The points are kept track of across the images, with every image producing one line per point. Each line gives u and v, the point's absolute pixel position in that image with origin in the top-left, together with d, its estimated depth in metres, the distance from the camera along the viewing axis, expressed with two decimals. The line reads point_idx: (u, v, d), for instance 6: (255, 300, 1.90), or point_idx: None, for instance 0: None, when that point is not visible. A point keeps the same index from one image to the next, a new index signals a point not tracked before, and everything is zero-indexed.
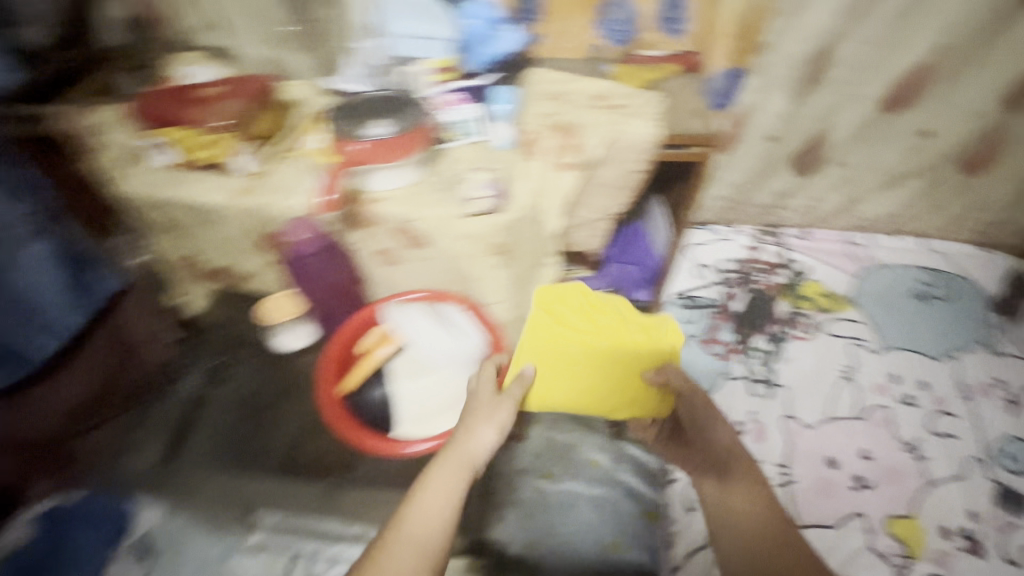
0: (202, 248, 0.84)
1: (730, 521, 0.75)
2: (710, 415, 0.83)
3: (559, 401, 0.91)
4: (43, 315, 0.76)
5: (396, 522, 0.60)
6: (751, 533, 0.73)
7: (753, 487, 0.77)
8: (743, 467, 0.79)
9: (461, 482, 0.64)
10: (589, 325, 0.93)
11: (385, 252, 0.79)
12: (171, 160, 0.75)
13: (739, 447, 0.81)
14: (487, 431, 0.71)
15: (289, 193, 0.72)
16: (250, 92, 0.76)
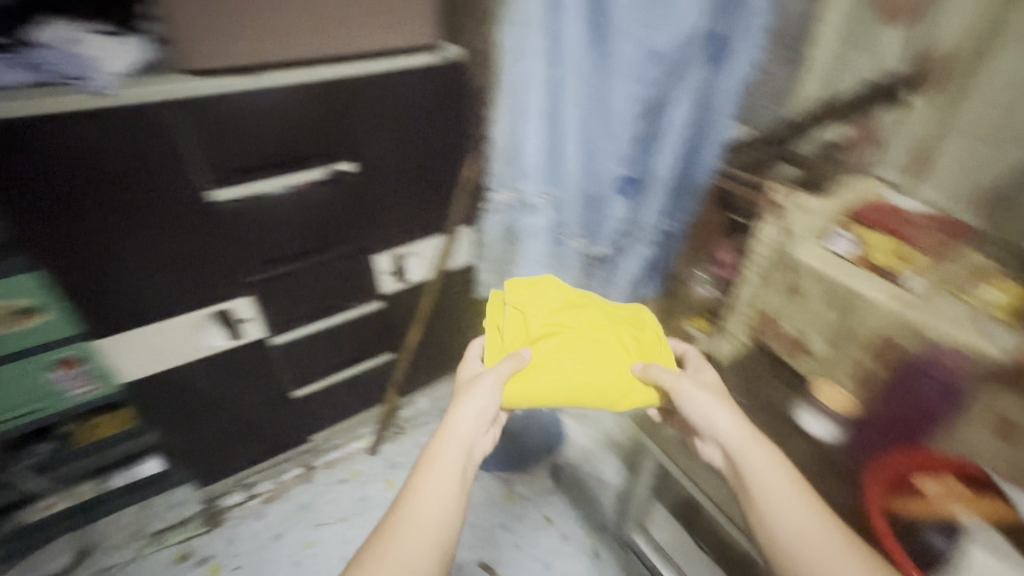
0: (800, 316, 0.99)
1: (768, 496, 0.70)
2: (710, 399, 0.81)
3: (539, 396, 0.85)
4: (609, 293, 1.20)
5: (396, 515, 0.72)
6: (765, 486, 0.71)
7: (783, 467, 0.72)
8: (743, 426, 0.77)
9: (452, 480, 0.76)
10: (573, 314, 0.92)
11: (1006, 424, 0.77)
12: (845, 249, 0.93)
13: (727, 414, 0.79)
14: (473, 407, 0.82)
15: (958, 325, 0.78)
16: (953, 226, 0.91)
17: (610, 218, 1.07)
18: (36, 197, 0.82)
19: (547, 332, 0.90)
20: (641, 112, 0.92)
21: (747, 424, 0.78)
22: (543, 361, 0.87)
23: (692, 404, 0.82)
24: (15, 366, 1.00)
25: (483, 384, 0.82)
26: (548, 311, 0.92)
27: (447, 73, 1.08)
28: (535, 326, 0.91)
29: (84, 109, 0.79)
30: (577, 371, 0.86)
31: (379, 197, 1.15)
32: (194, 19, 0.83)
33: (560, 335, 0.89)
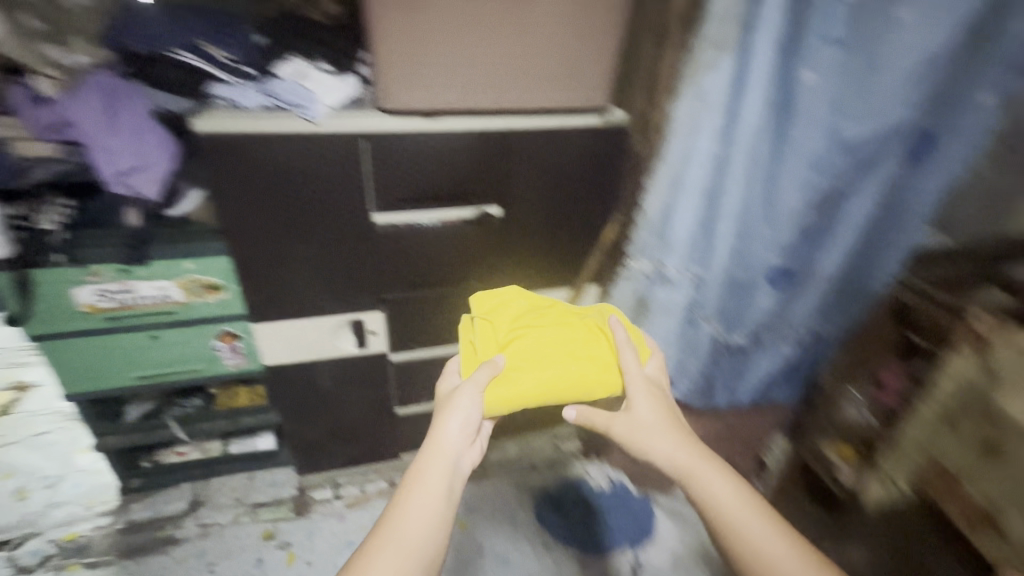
0: (995, 484, 0.75)
1: (732, 517, 0.73)
2: (647, 408, 0.85)
3: (514, 397, 0.87)
4: (738, 386, 1.11)
5: (380, 536, 0.72)
6: (724, 505, 0.74)
7: (669, 415, 0.85)
8: (658, 410, 0.85)
9: (439, 498, 0.75)
10: (534, 318, 0.96)
11: None
12: None
13: (653, 420, 0.83)
14: (456, 421, 0.81)
15: None
16: None
17: (756, 308, 0.99)
18: (248, 198, 0.98)
19: (511, 338, 0.93)
20: (812, 206, 0.86)
21: (670, 429, 0.82)
22: (512, 364, 0.90)
23: (647, 415, 0.84)
24: (194, 330, 1.18)
25: (465, 394, 0.82)
26: (508, 319, 0.96)
27: (605, 138, 1.10)
28: (503, 336, 0.94)
29: (280, 131, 0.94)
30: (546, 372, 0.89)
31: (516, 243, 1.18)
32: (400, 71, 0.94)
33: (526, 340, 0.92)
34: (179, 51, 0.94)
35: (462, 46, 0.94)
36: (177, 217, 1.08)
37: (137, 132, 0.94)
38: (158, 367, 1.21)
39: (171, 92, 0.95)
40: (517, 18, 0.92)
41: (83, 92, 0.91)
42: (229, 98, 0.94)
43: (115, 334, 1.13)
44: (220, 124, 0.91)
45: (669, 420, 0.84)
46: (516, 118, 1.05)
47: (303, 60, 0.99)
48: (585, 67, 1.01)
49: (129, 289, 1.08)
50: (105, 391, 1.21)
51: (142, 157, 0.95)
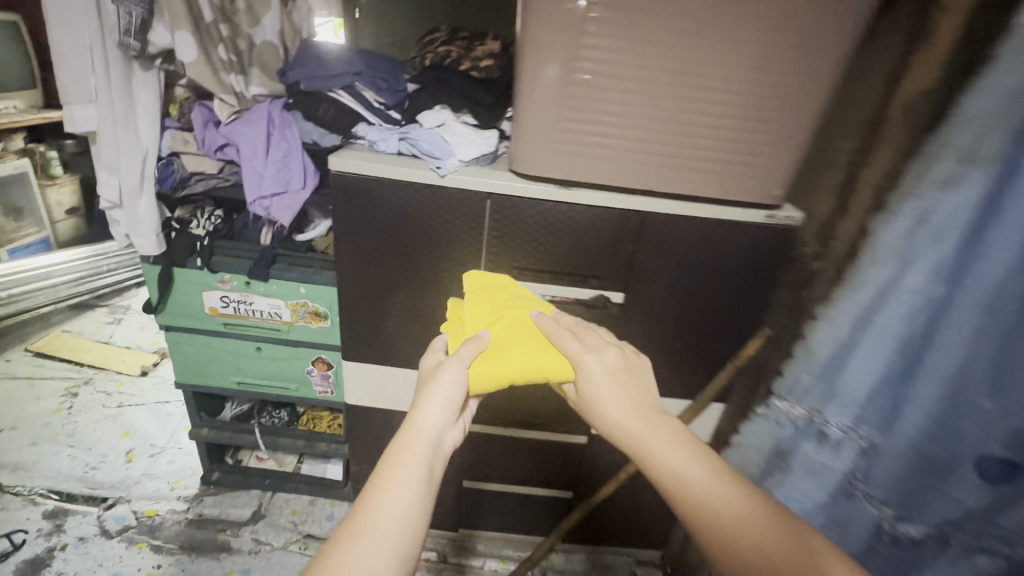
0: None
1: (708, 503, 0.54)
2: (607, 380, 0.66)
3: (495, 380, 0.72)
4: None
5: (349, 534, 0.54)
6: (694, 491, 0.55)
7: (626, 380, 0.66)
8: (619, 380, 0.66)
9: (420, 479, 0.58)
10: (523, 303, 0.84)
11: None
12: None
13: (612, 392, 0.65)
14: (439, 399, 0.64)
15: None
16: None
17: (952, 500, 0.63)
18: (365, 241, 0.97)
19: (495, 322, 0.80)
20: None
21: (629, 405, 0.63)
22: (495, 345, 0.76)
23: (600, 379, 0.66)
24: (294, 352, 1.20)
25: (452, 367, 0.67)
26: (494, 301, 0.84)
27: (759, 235, 0.93)
28: (487, 319, 0.80)
29: (417, 181, 0.90)
30: (534, 355, 0.74)
31: (630, 333, 1.03)
32: (538, 135, 0.85)
33: (511, 325, 0.79)
34: (337, 90, 0.96)
35: (614, 117, 0.81)
36: (303, 243, 1.11)
37: (285, 159, 0.99)
38: (256, 378, 1.25)
39: (324, 128, 1.00)
40: (686, 94, 0.78)
41: (250, 117, 0.98)
42: (370, 138, 0.94)
43: (228, 339, 1.19)
44: (354, 165, 0.90)
45: (630, 394, 0.64)
46: (656, 201, 0.91)
47: (449, 108, 0.94)
48: (757, 157, 0.84)
49: (247, 301, 1.13)
50: (209, 387, 1.27)
51: (284, 183, 0.99)
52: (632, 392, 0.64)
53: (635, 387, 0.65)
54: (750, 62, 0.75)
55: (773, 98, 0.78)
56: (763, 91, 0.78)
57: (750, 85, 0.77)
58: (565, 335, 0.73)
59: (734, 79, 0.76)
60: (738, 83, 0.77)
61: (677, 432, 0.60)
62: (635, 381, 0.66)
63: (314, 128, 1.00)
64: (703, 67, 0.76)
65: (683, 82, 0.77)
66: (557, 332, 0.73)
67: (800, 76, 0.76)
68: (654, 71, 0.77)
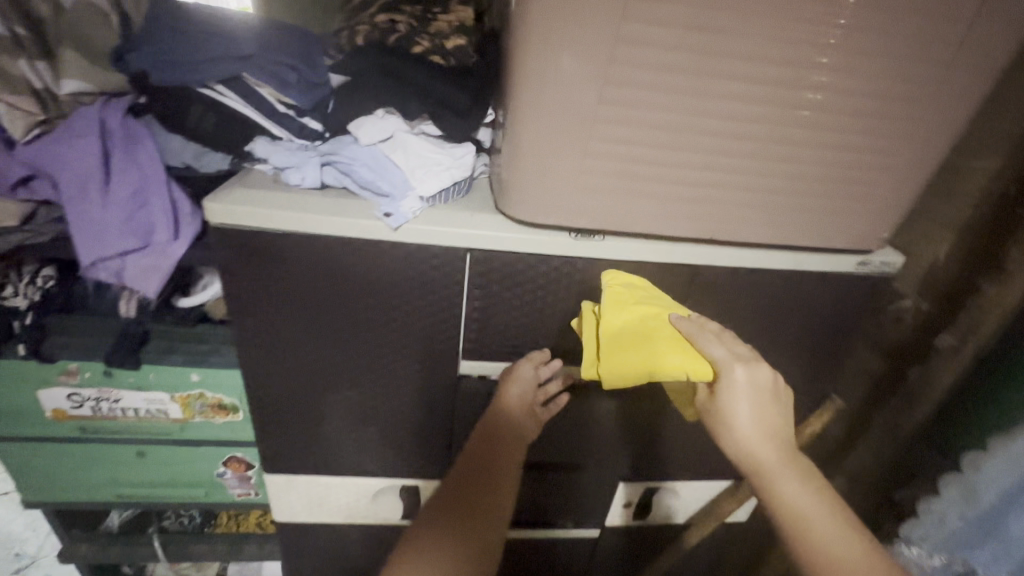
0: None
1: (803, 523, 0.47)
2: (748, 399, 0.51)
3: (623, 378, 0.56)
4: None
5: (443, 502, 0.62)
6: (796, 514, 0.48)
7: (772, 402, 0.52)
8: (764, 404, 0.51)
9: (504, 466, 0.65)
10: (659, 300, 0.60)
11: None
12: None
13: (752, 414, 0.51)
14: (514, 393, 0.65)
15: None
16: None
17: None
18: (276, 322, 0.63)
19: (626, 312, 0.57)
20: None
21: (768, 429, 0.51)
22: (623, 337, 0.56)
23: (741, 394, 0.51)
24: (193, 453, 0.86)
25: (528, 367, 0.65)
26: (631, 295, 0.59)
27: (840, 287, 0.68)
28: (618, 311, 0.57)
29: (350, 234, 0.57)
30: (668, 354, 0.54)
31: (666, 417, 0.76)
32: (543, 163, 0.55)
33: (647, 319, 0.57)
34: (215, 85, 0.61)
35: (659, 132, 0.53)
36: (189, 310, 0.76)
37: (142, 198, 0.63)
38: (144, 488, 0.90)
39: (200, 144, 0.64)
40: (769, 93, 0.51)
41: (76, 133, 0.61)
42: (276, 164, 0.60)
43: (94, 445, 0.84)
44: (247, 215, 0.56)
45: (769, 417, 0.51)
46: (706, 248, 0.64)
47: (400, 115, 0.60)
48: (847, 182, 0.58)
49: (112, 397, 0.78)
50: (76, 504, 0.91)
51: (145, 233, 0.64)
52: (776, 415, 0.51)
53: (776, 409, 0.52)
54: (858, 42, 0.49)
55: (890, 100, 0.53)
56: (879, 90, 0.52)
57: (860, 80, 0.51)
58: (710, 339, 0.54)
59: (839, 70, 0.50)
60: (835, 74, 0.50)
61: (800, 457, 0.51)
62: (781, 403, 0.52)
63: (184, 145, 0.64)
64: (797, 52, 0.49)
65: (764, 76, 0.50)
66: (699, 333, 0.55)
67: (933, 66, 0.51)
68: (722, 59, 0.49)
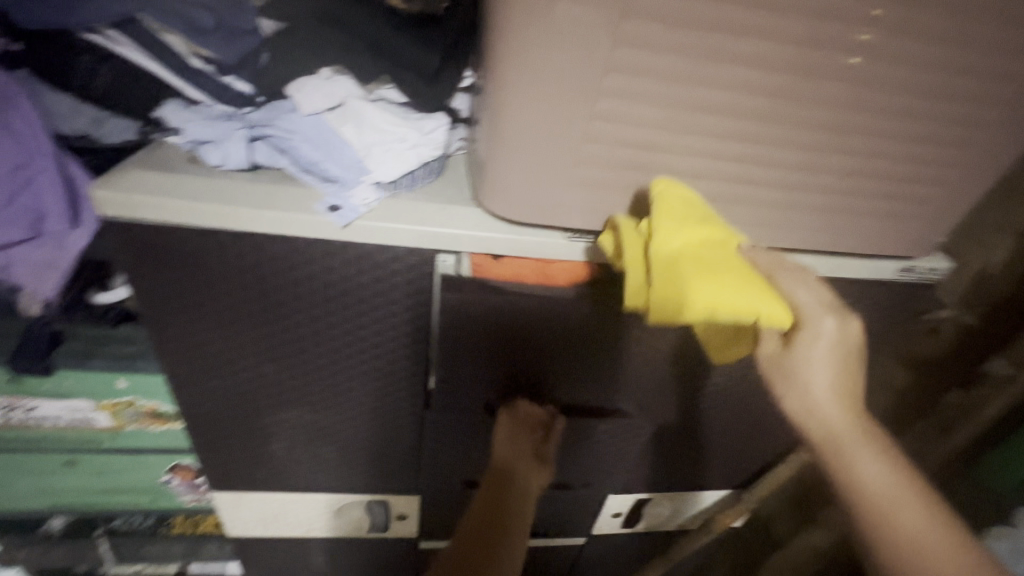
0: None
1: (887, 511, 0.37)
2: (834, 355, 0.39)
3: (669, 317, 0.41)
4: None
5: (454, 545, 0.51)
6: (872, 500, 0.38)
7: (855, 363, 0.40)
8: (849, 363, 0.39)
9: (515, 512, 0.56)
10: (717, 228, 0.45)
11: None
12: None
13: (832, 374, 0.39)
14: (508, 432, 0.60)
15: None
16: None
17: None
18: (203, 334, 0.52)
19: (684, 236, 0.41)
20: None
21: (847, 394, 0.40)
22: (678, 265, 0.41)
23: (826, 351, 0.39)
24: (130, 462, 0.76)
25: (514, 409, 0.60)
26: (684, 208, 0.42)
27: (873, 296, 0.59)
28: (676, 232, 0.41)
29: (290, 232, 0.45)
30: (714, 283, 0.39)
31: (666, 440, 0.67)
32: (534, 148, 0.43)
33: (700, 247, 0.41)
34: (103, 29, 0.47)
35: (685, 112, 0.41)
36: (107, 308, 0.62)
37: (23, 175, 0.49)
38: (78, 496, 0.81)
39: (96, 107, 0.51)
40: (829, 65, 0.40)
41: None
42: (193, 138, 0.47)
43: (12, 455, 0.73)
44: (153, 208, 0.43)
45: (851, 380, 0.40)
46: None
47: (350, 74, 0.47)
48: (905, 176, 0.47)
49: (23, 406, 0.67)
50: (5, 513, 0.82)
51: (34, 221, 0.51)
52: (859, 380, 0.40)
53: (858, 371, 0.41)
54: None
55: (977, 78, 0.41)
56: (966, 64, 0.40)
57: (942, 49, 0.39)
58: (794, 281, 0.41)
59: (922, 35, 0.39)
60: (911, 38, 0.39)
61: (880, 428, 0.40)
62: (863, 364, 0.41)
63: (73, 109, 0.50)
64: (873, 11, 0.37)
65: (825, 41, 0.38)
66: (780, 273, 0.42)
67: None
68: (775, 18, 0.37)
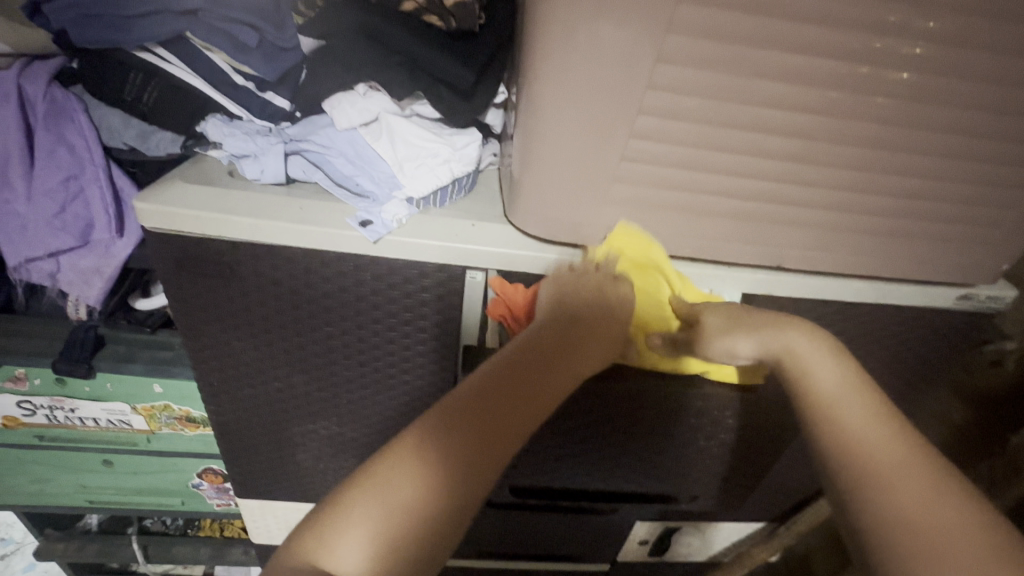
0: None
1: (834, 418, 0.38)
2: (729, 323, 0.44)
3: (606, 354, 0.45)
4: None
5: None
6: (818, 404, 0.39)
7: (751, 317, 0.44)
8: (752, 322, 0.44)
9: None
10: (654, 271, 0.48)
11: None
12: None
13: (745, 340, 0.43)
14: None
15: None
16: None
17: None
18: (235, 344, 0.53)
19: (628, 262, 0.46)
20: None
21: (761, 342, 0.43)
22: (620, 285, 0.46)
23: (717, 323, 0.44)
24: (163, 464, 0.78)
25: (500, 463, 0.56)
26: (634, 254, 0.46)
27: (928, 325, 0.55)
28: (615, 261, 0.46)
29: (324, 248, 0.46)
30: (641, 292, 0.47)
31: (710, 484, 0.62)
32: (565, 166, 0.42)
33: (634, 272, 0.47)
34: (154, 47, 0.48)
35: (725, 130, 0.40)
36: (149, 313, 0.66)
37: (75, 186, 0.52)
38: (113, 495, 0.83)
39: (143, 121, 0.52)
40: (883, 81, 0.37)
41: None
42: (233, 152, 0.49)
43: (54, 453, 0.76)
44: (190, 221, 0.44)
45: (765, 335, 0.43)
46: (769, 275, 0.51)
47: (384, 91, 0.47)
48: (966, 198, 0.44)
49: (66, 406, 0.69)
50: (46, 508, 0.85)
51: (82, 229, 0.53)
52: (767, 325, 0.43)
53: (766, 320, 0.43)
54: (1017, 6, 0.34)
55: None
56: None
57: (1012, 62, 0.37)
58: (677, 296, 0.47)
59: (986, 49, 0.36)
60: (975, 52, 0.36)
61: (838, 342, 0.42)
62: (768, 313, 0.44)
63: (124, 123, 0.52)
64: (929, 24, 0.35)
65: (880, 55, 0.36)
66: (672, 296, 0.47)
67: None
68: (824, 32, 0.35)
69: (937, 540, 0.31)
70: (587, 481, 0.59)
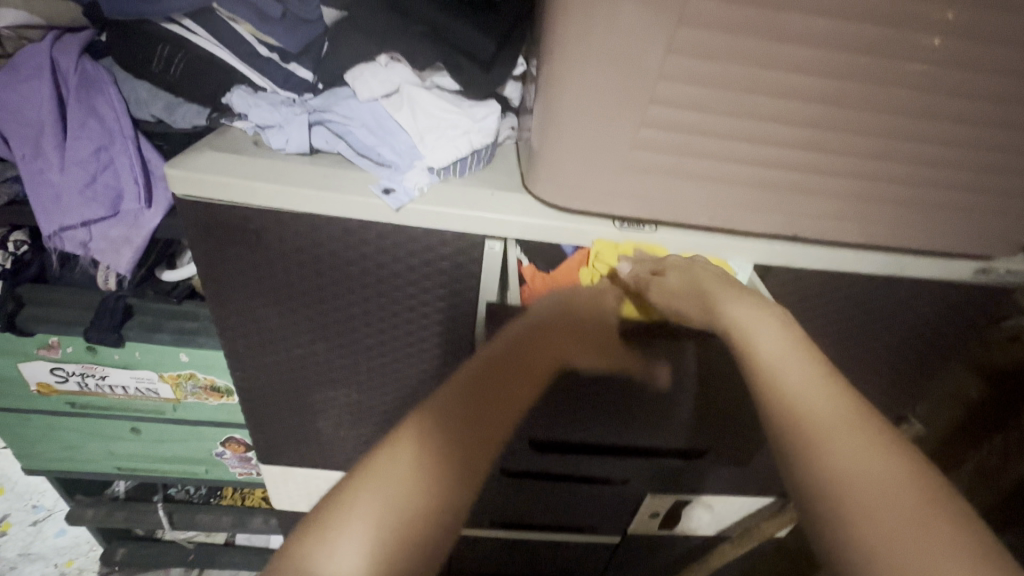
0: None
1: (776, 379, 0.39)
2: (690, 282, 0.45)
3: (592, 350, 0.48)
4: None
5: None
6: (762, 365, 0.40)
7: (713, 280, 0.45)
8: (708, 283, 0.45)
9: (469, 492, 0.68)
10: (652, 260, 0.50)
11: None
12: None
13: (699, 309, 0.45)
14: None
15: None
16: None
17: None
18: (260, 310, 0.54)
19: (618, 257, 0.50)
20: None
21: (713, 310, 0.44)
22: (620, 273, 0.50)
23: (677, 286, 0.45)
24: (188, 432, 0.81)
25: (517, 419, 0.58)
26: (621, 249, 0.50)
27: (943, 299, 0.55)
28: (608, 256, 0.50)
29: (347, 213, 0.47)
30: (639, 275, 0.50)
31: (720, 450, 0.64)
32: (583, 133, 0.43)
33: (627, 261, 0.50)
34: (181, 18, 0.50)
35: (746, 96, 0.40)
36: (175, 285, 0.67)
37: (105, 157, 0.54)
38: (140, 462, 0.86)
39: (171, 93, 0.54)
40: (910, 46, 0.37)
41: (23, 76, 0.52)
42: (257, 122, 0.50)
43: (85, 419, 0.79)
44: (217, 186, 0.45)
45: (721, 304, 0.43)
46: (785, 246, 0.51)
47: (406, 62, 0.48)
48: (990, 169, 0.44)
49: (97, 373, 0.72)
50: (76, 474, 0.88)
51: (112, 199, 0.55)
52: (722, 288, 0.44)
53: (721, 286, 0.44)
54: None
55: None
56: None
57: None
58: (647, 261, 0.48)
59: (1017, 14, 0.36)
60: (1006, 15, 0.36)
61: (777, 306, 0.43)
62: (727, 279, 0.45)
63: (151, 94, 0.54)
64: None
65: (905, 19, 0.36)
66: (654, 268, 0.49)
67: None
68: None
69: (867, 482, 0.34)
70: (601, 438, 0.61)
